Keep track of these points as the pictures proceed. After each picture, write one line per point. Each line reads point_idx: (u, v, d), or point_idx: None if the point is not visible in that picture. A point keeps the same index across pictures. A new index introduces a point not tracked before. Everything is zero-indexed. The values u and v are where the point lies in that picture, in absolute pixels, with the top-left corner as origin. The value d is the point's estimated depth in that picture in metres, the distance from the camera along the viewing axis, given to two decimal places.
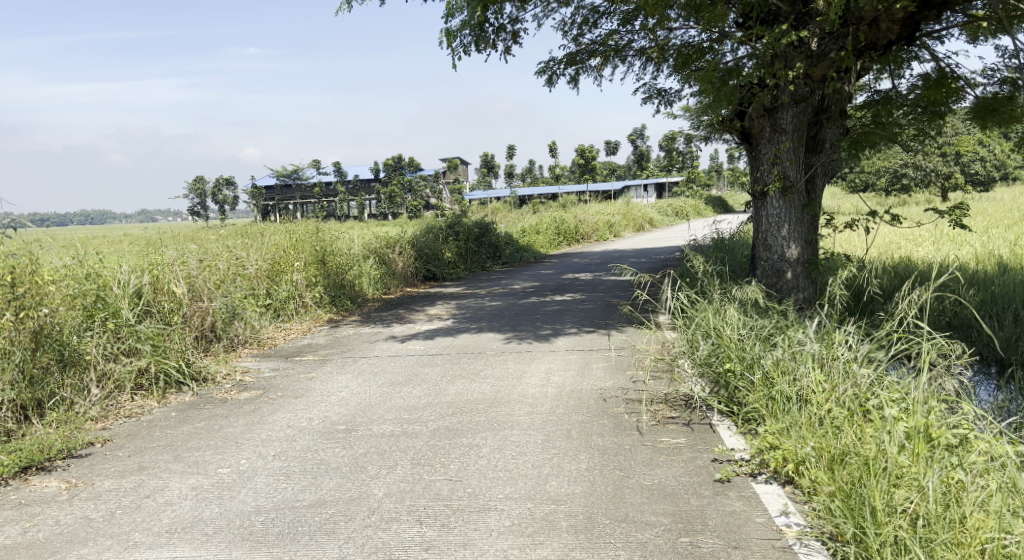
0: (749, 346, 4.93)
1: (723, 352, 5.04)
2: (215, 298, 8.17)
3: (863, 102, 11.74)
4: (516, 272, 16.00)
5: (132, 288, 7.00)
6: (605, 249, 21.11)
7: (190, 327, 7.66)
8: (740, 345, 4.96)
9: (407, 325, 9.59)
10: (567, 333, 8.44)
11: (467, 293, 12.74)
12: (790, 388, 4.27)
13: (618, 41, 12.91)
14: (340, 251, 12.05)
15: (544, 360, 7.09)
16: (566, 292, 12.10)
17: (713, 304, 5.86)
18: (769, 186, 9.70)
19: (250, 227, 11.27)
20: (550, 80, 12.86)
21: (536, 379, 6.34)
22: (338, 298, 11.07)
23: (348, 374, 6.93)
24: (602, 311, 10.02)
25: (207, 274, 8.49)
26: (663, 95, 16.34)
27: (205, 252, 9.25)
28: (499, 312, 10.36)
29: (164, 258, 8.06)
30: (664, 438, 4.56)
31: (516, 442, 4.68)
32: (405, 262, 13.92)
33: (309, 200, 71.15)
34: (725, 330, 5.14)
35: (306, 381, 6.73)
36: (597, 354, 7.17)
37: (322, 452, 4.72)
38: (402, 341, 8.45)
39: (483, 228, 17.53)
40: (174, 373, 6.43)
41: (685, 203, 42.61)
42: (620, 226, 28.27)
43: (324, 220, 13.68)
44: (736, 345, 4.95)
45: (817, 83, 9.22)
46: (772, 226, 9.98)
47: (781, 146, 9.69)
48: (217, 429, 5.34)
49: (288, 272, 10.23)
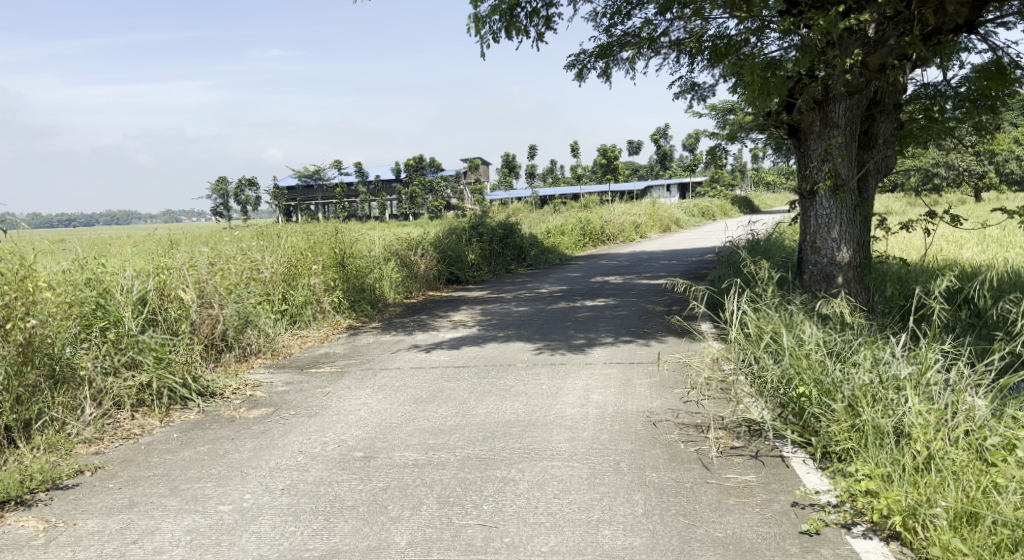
0: (827, 368, 4.32)
1: (797, 374, 4.44)
2: (227, 304, 7.65)
3: (914, 94, 10.99)
4: (543, 274, 15.39)
5: (136, 294, 6.49)
6: (633, 251, 20.43)
7: (199, 336, 7.14)
8: (816, 367, 4.36)
9: (431, 333, 9.00)
10: (603, 343, 7.83)
11: (492, 297, 12.17)
12: (886, 419, 3.66)
13: (652, 31, 12.29)
14: (360, 253, 11.51)
15: (580, 374, 6.49)
16: (597, 297, 11.46)
17: (779, 318, 5.24)
18: (819, 184, 9.04)
19: (266, 227, 10.77)
20: (580, 73, 12.25)
21: (573, 397, 5.74)
22: (358, 302, 10.54)
23: (367, 389, 6.35)
24: (639, 318, 9.37)
25: (219, 278, 7.98)
26: (697, 89, 15.67)
27: (218, 254, 8.75)
28: (527, 318, 9.77)
29: (173, 262, 7.56)
30: (731, 475, 3.95)
31: (557, 477, 4.08)
32: (427, 265, 13.39)
33: (330, 200, 71.00)
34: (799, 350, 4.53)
35: (322, 397, 6.16)
36: (638, 368, 6.55)
37: (337, 486, 4.15)
38: (425, 351, 7.86)
39: (507, 229, 16.93)
40: (178, 388, 5.90)
41: (712, 204, 41.71)
42: (646, 226, 27.58)
43: (344, 220, 13.18)
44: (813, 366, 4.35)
45: (874, 73, 8.55)
46: (822, 228, 9.33)
47: (832, 141, 9.01)
48: (221, 454, 4.79)
49: (305, 275, 9.71)
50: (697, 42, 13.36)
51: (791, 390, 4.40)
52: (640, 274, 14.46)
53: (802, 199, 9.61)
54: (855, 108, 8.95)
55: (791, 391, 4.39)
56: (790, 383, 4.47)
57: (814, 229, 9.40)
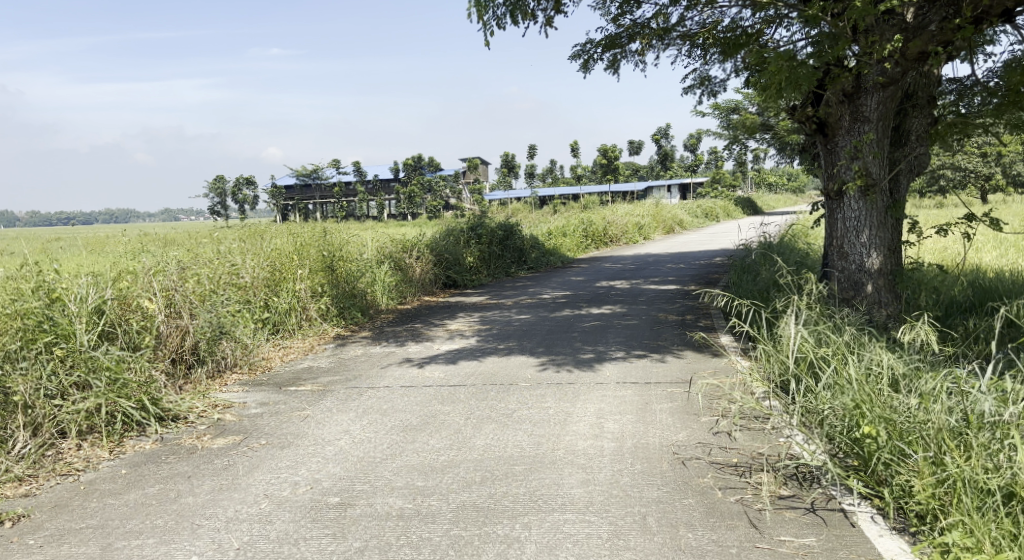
0: (899, 405, 3.65)
1: (860, 410, 3.75)
2: (199, 313, 6.91)
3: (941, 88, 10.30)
4: (544, 278, 14.65)
5: (92, 305, 5.72)
6: (637, 253, 19.71)
7: (166, 350, 6.40)
8: (886, 404, 3.69)
9: (425, 344, 8.26)
10: (613, 357, 7.11)
11: (491, 303, 11.44)
12: (994, 480, 3.01)
13: (663, 21, 11.58)
14: (350, 256, 10.79)
15: (591, 397, 5.77)
16: (604, 305, 10.70)
17: (840, 357, 4.58)
18: (849, 184, 8.33)
19: (249, 228, 10.04)
20: (586, 65, 11.54)
21: (584, 426, 5.02)
22: (348, 308, 9.84)
23: (350, 413, 5.61)
24: (651, 328, 8.62)
25: (191, 284, 7.24)
26: (707, 84, 14.97)
27: (193, 258, 8.03)
28: (529, 328, 9.05)
29: (140, 266, 6.83)
30: (787, 536, 3.26)
31: (571, 537, 3.37)
32: (423, 268, 12.66)
33: (328, 200, 70.25)
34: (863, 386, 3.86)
35: (299, 422, 5.41)
36: (654, 390, 5.83)
37: (304, 545, 3.43)
38: (418, 367, 7.11)
39: (507, 230, 16.20)
40: (134, 412, 5.13)
41: (715, 205, 41.01)
42: (649, 228, 26.87)
43: (335, 221, 12.45)
44: (883, 404, 3.68)
45: (911, 63, 7.87)
46: (850, 231, 8.62)
47: (863, 137, 8.31)
48: (172, 497, 4.05)
49: (290, 281, 8.99)
50: (711, 34, 12.64)
51: (853, 430, 3.71)
52: (647, 279, 13.74)
53: (828, 200, 8.90)
54: (889, 100, 8.24)
55: (853, 431, 3.71)
56: (850, 420, 3.77)
57: (841, 233, 8.70)
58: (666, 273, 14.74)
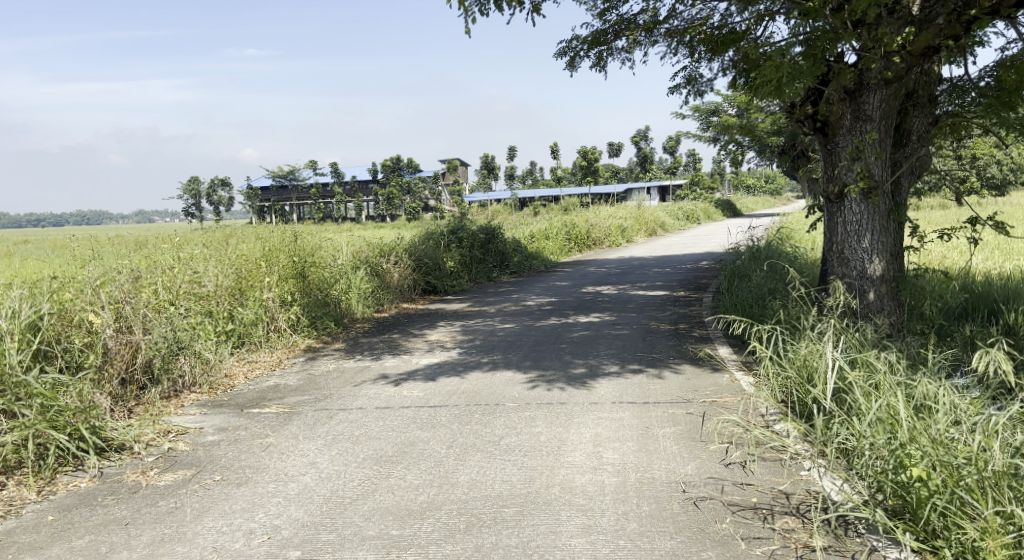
0: (955, 448, 3.19)
1: (907, 452, 3.28)
2: (153, 327, 6.30)
3: None
4: (528, 283, 14.13)
5: (26, 321, 5.12)
6: (621, 257, 19.27)
7: (113, 369, 5.78)
8: (939, 446, 3.22)
9: (402, 358, 7.68)
10: (607, 373, 6.59)
11: (473, 310, 10.88)
12: None
13: (650, 17, 11.12)
14: (322, 262, 10.20)
15: (586, 420, 5.23)
16: (591, 313, 10.19)
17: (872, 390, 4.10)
18: (849, 186, 7.88)
19: (212, 233, 9.42)
20: (571, 62, 11.04)
21: (581, 456, 4.49)
22: (321, 318, 9.24)
23: (319, 441, 5.03)
24: (644, 339, 8.12)
25: (145, 295, 6.64)
26: (693, 83, 14.55)
27: (148, 268, 7.46)
28: (514, 338, 8.51)
29: (86, 277, 6.23)
30: None
31: None
32: (401, 273, 12.08)
33: (306, 201, 69.29)
34: (909, 424, 3.39)
35: (259, 453, 4.84)
36: (655, 412, 5.31)
37: None
38: (395, 385, 6.54)
39: (488, 233, 15.66)
40: (69, 445, 4.51)
41: (697, 207, 40.77)
42: (632, 230, 26.46)
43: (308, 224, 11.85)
44: (935, 446, 3.22)
45: (916, 58, 7.42)
46: (851, 236, 8.17)
47: (865, 136, 7.86)
48: (102, 553, 3.46)
49: (257, 290, 8.40)
50: (701, 32, 12.21)
51: (899, 474, 3.24)
52: (634, 284, 13.26)
53: (828, 202, 8.45)
54: (892, 98, 7.78)
55: (900, 476, 3.24)
56: (890, 461, 3.31)
57: (842, 238, 8.25)
58: (654, 277, 14.27)
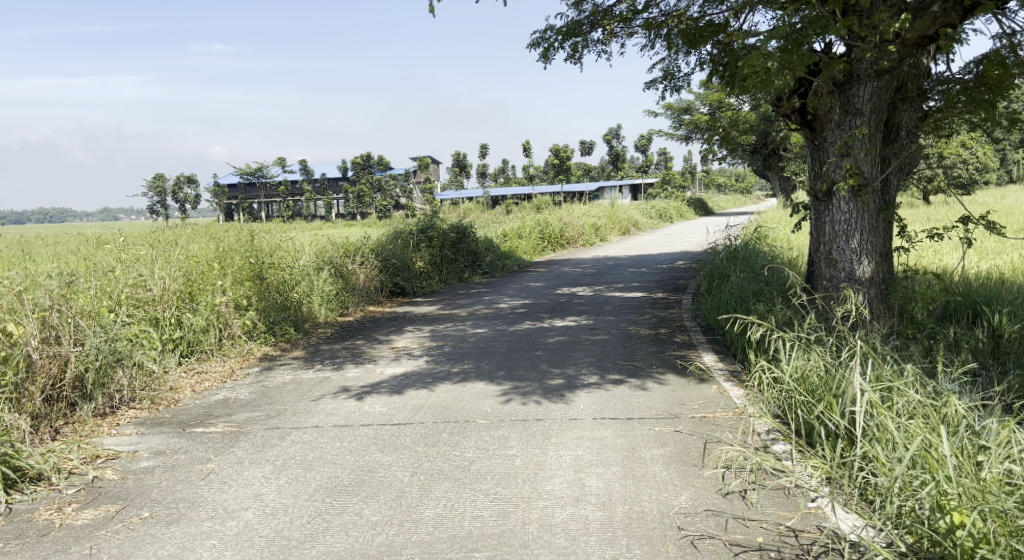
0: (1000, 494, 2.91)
1: (946, 495, 3.01)
2: (85, 337, 5.71)
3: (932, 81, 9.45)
4: (500, 285, 13.62)
5: None
6: (596, 256, 18.84)
7: (36, 385, 5.18)
8: (982, 491, 2.94)
9: (365, 368, 7.13)
10: (587, 384, 6.11)
11: (443, 314, 10.36)
12: None
13: (627, 8, 10.69)
14: (281, 263, 9.61)
15: (564, 440, 4.76)
16: (567, 316, 9.71)
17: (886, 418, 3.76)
18: (838, 184, 7.51)
19: (160, 231, 8.78)
20: (546, 54, 10.57)
21: (562, 484, 4.01)
22: (279, 323, 8.68)
23: (266, 467, 4.47)
24: (624, 345, 7.66)
25: (78, 301, 6.04)
26: (670, 78, 14.16)
27: (84, 271, 6.88)
28: (487, 345, 8.00)
29: (9, 281, 5.63)
30: None
31: None
32: (367, 274, 11.52)
33: (274, 199, 68.09)
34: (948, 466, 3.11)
35: (198, 482, 4.24)
36: (640, 431, 4.85)
37: None
38: (355, 399, 5.99)
39: (459, 233, 15.13)
40: None
41: (670, 206, 40.58)
42: (606, 229, 26.10)
43: (268, 223, 11.25)
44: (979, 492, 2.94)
45: (909, 49, 7.06)
46: (839, 236, 7.80)
47: (855, 131, 7.49)
48: None
49: (208, 293, 7.80)
50: (681, 26, 11.80)
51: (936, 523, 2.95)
52: (611, 285, 12.84)
53: (814, 201, 8.08)
54: (883, 91, 7.42)
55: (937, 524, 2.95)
56: (928, 505, 3.04)
57: (829, 238, 7.88)
58: (630, 278, 13.84)
